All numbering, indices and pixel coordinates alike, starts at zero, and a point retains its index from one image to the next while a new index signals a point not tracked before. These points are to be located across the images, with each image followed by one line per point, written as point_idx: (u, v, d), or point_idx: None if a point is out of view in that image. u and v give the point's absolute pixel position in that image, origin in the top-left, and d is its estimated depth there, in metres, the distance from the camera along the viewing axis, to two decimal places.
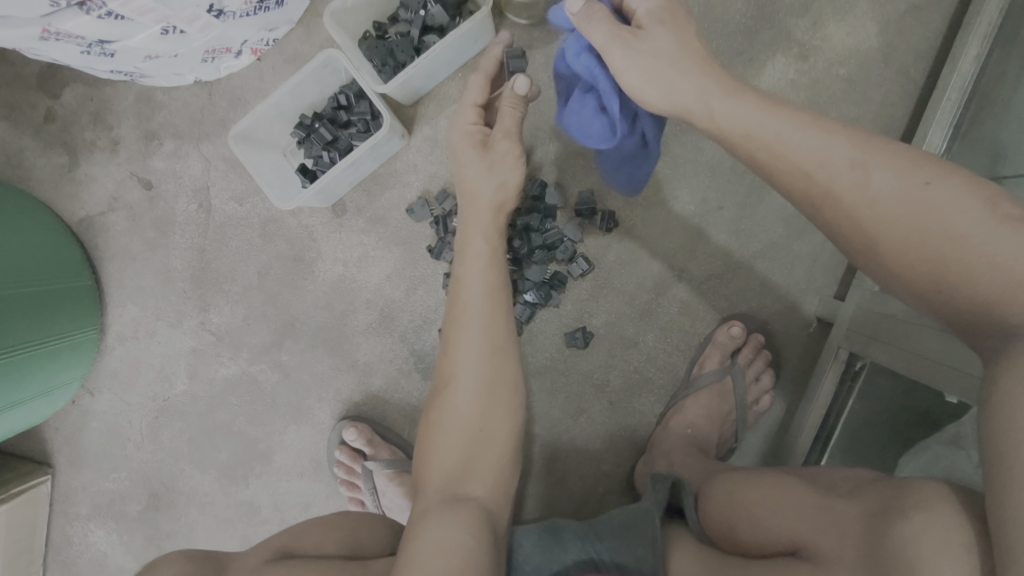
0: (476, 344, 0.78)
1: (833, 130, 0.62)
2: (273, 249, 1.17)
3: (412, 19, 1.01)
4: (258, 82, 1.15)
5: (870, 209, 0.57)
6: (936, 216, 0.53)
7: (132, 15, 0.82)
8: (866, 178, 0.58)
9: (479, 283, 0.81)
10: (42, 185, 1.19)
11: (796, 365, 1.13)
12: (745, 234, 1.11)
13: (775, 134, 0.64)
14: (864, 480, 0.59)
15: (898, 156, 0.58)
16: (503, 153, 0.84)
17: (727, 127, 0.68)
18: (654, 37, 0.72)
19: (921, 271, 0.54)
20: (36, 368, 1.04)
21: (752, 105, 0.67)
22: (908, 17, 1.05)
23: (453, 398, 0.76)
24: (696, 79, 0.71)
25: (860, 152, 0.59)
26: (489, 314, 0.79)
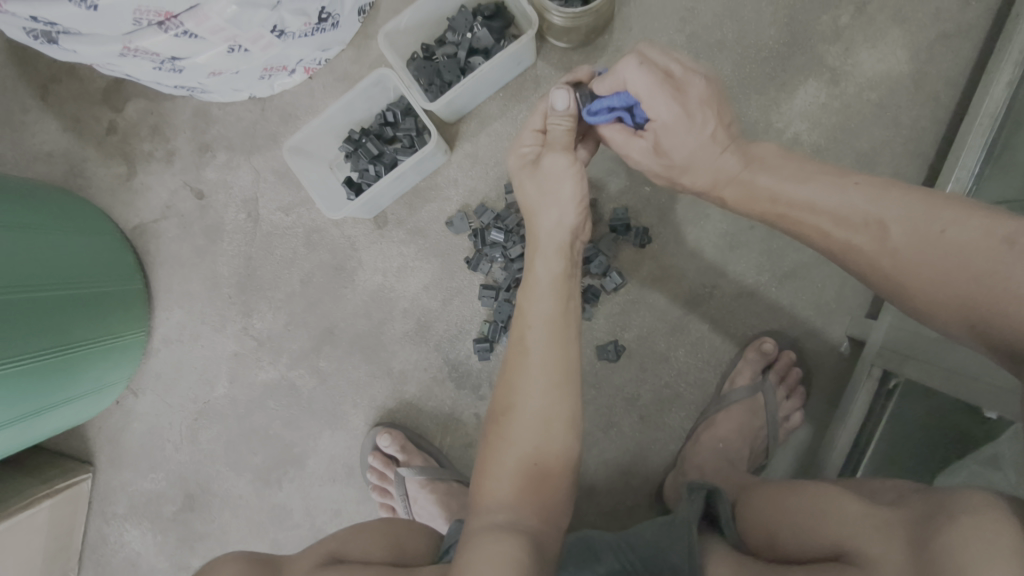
0: (537, 374, 0.79)
1: (847, 189, 0.66)
2: (316, 258, 1.22)
3: (459, 42, 1.07)
4: (308, 99, 1.21)
5: (890, 262, 0.62)
6: (957, 258, 0.56)
7: (204, 34, 0.89)
8: (882, 232, 0.62)
9: (542, 314, 0.82)
10: (100, 194, 1.25)
11: (826, 383, 1.14)
12: (776, 252, 1.13)
13: (791, 201, 0.70)
14: (907, 491, 0.60)
15: (915, 203, 0.61)
16: (555, 170, 0.83)
17: (744, 200, 0.75)
18: (667, 147, 0.78)
19: (949, 309, 0.58)
20: (89, 366, 1.09)
21: (766, 176, 0.73)
22: (938, 45, 1.08)
23: (512, 427, 0.78)
24: (710, 162, 0.77)
25: (875, 208, 0.64)
26: (550, 345, 0.80)
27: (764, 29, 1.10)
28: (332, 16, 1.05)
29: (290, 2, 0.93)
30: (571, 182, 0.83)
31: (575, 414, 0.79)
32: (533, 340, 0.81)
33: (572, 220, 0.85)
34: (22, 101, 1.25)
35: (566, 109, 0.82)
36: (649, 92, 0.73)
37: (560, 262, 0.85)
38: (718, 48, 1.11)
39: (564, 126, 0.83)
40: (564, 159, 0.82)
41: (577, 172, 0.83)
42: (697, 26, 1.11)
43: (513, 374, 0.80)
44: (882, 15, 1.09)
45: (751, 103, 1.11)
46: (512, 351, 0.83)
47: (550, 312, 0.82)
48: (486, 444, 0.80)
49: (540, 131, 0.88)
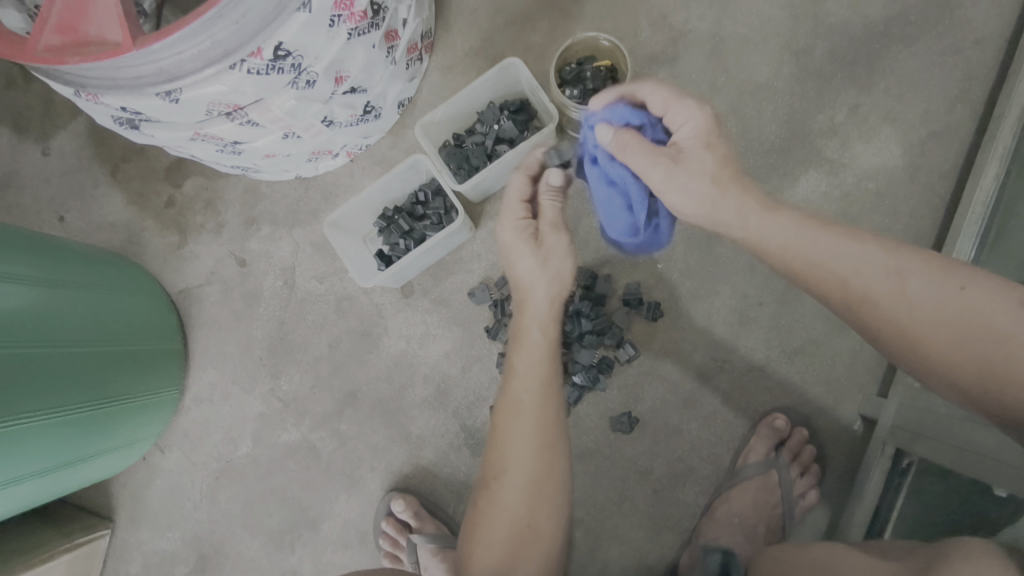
0: (527, 438, 0.84)
1: (864, 241, 0.70)
2: (345, 324, 1.29)
3: (487, 132, 1.18)
4: (348, 179, 1.33)
5: (911, 315, 0.65)
6: (976, 318, 0.61)
7: (265, 122, 1.01)
8: (902, 287, 0.66)
9: (531, 376, 0.88)
10: (153, 260, 1.37)
11: (840, 462, 1.14)
12: (786, 330, 1.17)
13: (809, 247, 0.72)
14: (913, 548, 0.62)
15: (929, 263, 0.66)
16: (555, 247, 0.92)
17: (762, 241, 0.76)
18: (695, 160, 0.79)
19: (966, 369, 0.62)
20: (124, 420, 1.15)
21: (786, 219, 0.75)
22: (930, 141, 1.17)
23: (502, 489, 0.83)
24: (736, 196, 0.78)
25: (892, 261, 0.68)
26: (540, 408, 0.86)
27: (766, 124, 1.20)
28: (376, 108, 1.18)
29: (340, 97, 1.06)
30: (567, 262, 0.93)
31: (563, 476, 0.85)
32: (523, 403, 0.86)
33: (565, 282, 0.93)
34: (94, 177, 1.40)
35: (558, 184, 0.92)
36: (674, 99, 0.81)
37: (547, 329, 0.91)
38: None
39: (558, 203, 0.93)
40: (562, 236, 0.93)
41: (569, 250, 0.93)
42: None
43: (505, 437, 0.85)
44: (875, 113, 1.18)
45: None
46: (502, 415, 0.87)
47: (539, 375, 0.88)
48: (479, 504, 0.85)
49: (526, 203, 0.95)
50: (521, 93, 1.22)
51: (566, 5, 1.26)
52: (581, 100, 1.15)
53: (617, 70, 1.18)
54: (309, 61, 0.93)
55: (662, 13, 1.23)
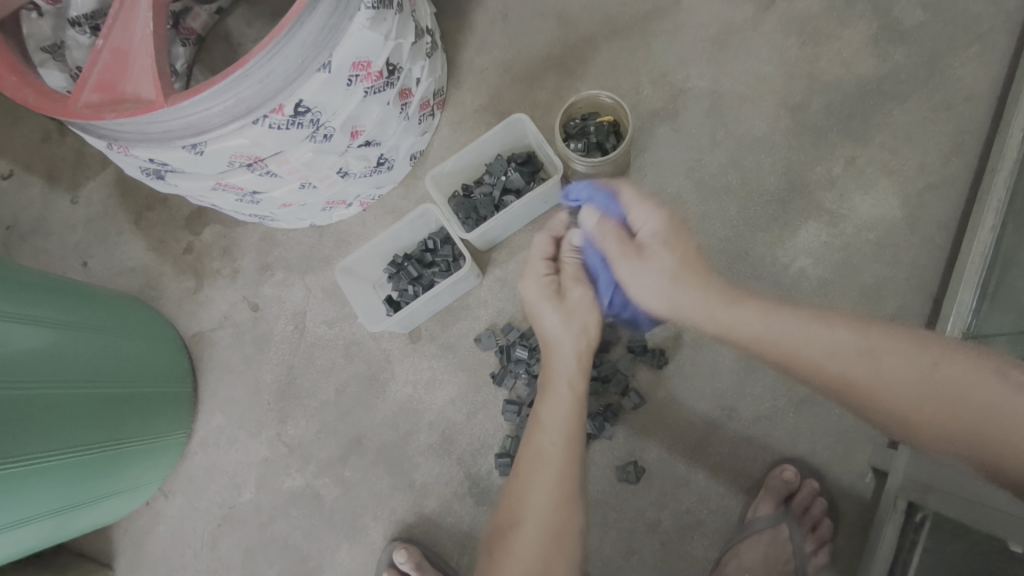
0: (549, 489, 0.83)
1: (833, 324, 0.75)
2: (352, 368, 1.31)
3: (495, 183, 1.23)
4: (361, 228, 1.37)
5: (892, 396, 0.70)
6: (958, 393, 0.67)
7: (283, 173, 1.06)
8: (877, 369, 0.71)
9: (558, 429, 0.87)
10: (169, 304, 1.40)
11: (853, 516, 1.11)
12: (792, 379, 1.16)
13: (782, 336, 0.77)
14: None
15: (903, 340, 0.72)
16: (579, 302, 0.94)
17: (733, 333, 0.81)
18: (658, 259, 0.86)
19: (957, 445, 0.67)
20: (130, 463, 1.15)
21: (755, 309, 0.80)
22: (926, 193, 1.19)
23: (518, 539, 0.81)
24: (697, 293, 0.84)
25: (861, 343, 0.73)
26: (564, 461, 0.85)
27: (765, 176, 1.24)
28: (389, 161, 1.24)
29: (355, 150, 1.11)
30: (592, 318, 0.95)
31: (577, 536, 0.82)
32: (546, 455, 0.85)
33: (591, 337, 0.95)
34: (118, 225, 1.45)
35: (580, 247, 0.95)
36: (637, 200, 0.90)
37: (576, 383, 0.91)
38: (724, 192, 1.24)
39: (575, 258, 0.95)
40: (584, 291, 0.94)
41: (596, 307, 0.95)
42: (705, 173, 1.25)
43: (526, 486, 0.84)
44: (871, 166, 1.22)
45: (757, 239, 1.21)
46: (524, 463, 0.86)
47: (566, 428, 0.87)
48: (493, 554, 0.83)
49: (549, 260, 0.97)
50: (528, 146, 1.27)
51: (571, 66, 1.33)
52: (585, 152, 1.20)
53: (620, 125, 1.23)
54: (327, 116, 0.99)
55: (662, 72, 1.30)
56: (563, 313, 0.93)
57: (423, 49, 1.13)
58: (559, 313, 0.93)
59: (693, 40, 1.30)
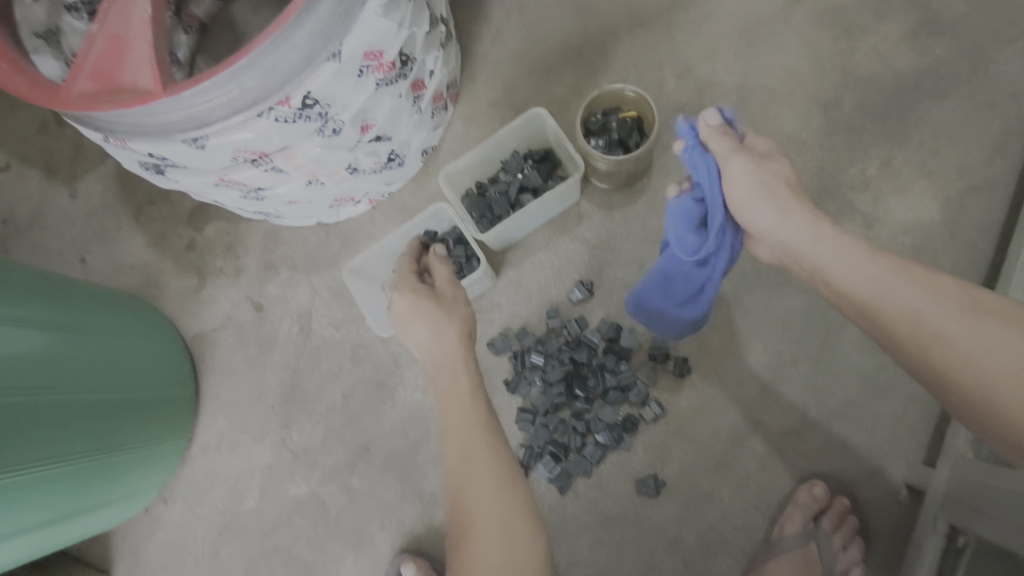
0: (487, 482, 0.75)
1: (940, 280, 0.68)
2: (360, 372, 1.26)
3: (511, 180, 1.17)
4: (370, 227, 1.32)
5: (984, 359, 0.62)
6: None
7: (289, 169, 1.01)
8: (978, 330, 0.64)
9: (468, 419, 0.81)
10: (170, 303, 1.35)
11: (885, 536, 1.06)
12: (822, 390, 1.11)
13: (883, 276, 0.70)
14: None
15: (1009, 314, 0.64)
16: (454, 310, 0.95)
17: (829, 268, 0.74)
18: (773, 164, 0.80)
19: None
20: (127, 470, 1.10)
21: (860, 247, 0.73)
22: (967, 196, 1.13)
23: (472, 545, 0.71)
24: (804, 216, 0.77)
25: (963, 303, 0.66)
26: (487, 451, 0.78)
27: (796, 176, 1.18)
28: (400, 157, 1.18)
29: (365, 145, 1.06)
30: (450, 321, 0.92)
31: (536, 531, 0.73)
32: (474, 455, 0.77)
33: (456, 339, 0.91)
34: (118, 220, 1.40)
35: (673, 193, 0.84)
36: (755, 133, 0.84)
37: (469, 374, 0.87)
38: None
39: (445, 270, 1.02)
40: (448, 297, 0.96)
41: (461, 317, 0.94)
42: None
43: (468, 495, 0.75)
44: (909, 167, 1.15)
45: None
46: (451, 470, 0.78)
47: (475, 415, 0.82)
48: None
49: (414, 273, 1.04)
50: (546, 142, 1.21)
51: (592, 58, 1.27)
52: (607, 151, 1.14)
53: (643, 120, 1.17)
54: (336, 109, 0.93)
55: (687, 66, 1.23)
56: (436, 317, 0.92)
57: (437, 39, 1.07)
58: (428, 317, 0.92)
59: (721, 33, 1.24)
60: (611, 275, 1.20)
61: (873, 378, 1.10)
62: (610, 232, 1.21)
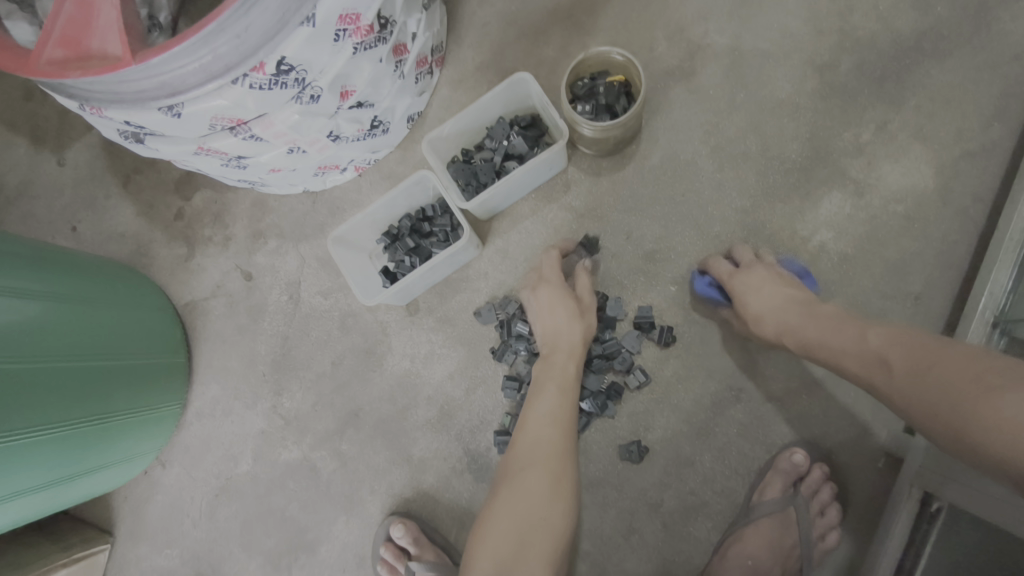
0: (546, 443, 0.94)
1: (873, 327, 0.78)
2: (348, 341, 1.27)
3: (496, 148, 1.16)
4: (356, 195, 1.31)
5: (899, 380, 0.70)
6: (953, 373, 0.64)
7: (269, 137, 0.99)
8: (892, 360, 0.72)
9: (550, 397, 0.99)
10: (161, 272, 1.36)
11: (863, 501, 1.07)
12: (806, 358, 1.11)
13: (835, 339, 0.81)
14: None
15: (923, 338, 0.71)
16: (548, 297, 1.08)
17: (807, 343, 0.85)
18: (756, 272, 1.02)
19: (971, 424, 0.60)
20: (124, 434, 1.13)
21: (830, 320, 0.84)
22: (962, 161, 1.10)
23: (517, 488, 0.90)
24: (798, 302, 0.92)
25: (889, 337, 0.74)
26: (558, 424, 0.96)
27: (787, 142, 1.15)
28: (384, 123, 1.16)
29: (347, 111, 1.04)
30: (570, 309, 1.06)
31: (564, 508, 0.88)
32: (541, 415, 0.97)
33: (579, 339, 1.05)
34: (106, 188, 1.40)
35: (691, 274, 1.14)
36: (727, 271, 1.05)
37: (567, 366, 1.03)
38: (743, 159, 1.16)
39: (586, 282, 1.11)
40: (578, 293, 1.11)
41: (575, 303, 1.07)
42: (722, 138, 1.17)
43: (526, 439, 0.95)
44: (904, 132, 1.13)
45: (776, 210, 1.14)
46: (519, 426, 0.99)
47: (555, 397, 0.99)
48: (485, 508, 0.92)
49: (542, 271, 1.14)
50: (532, 108, 1.19)
51: (580, 19, 1.23)
52: (594, 114, 1.12)
53: (631, 85, 1.15)
54: (314, 75, 0.91)
55: (679, 27, 1.20)
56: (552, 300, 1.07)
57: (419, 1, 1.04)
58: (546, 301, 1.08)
59: None
60: (597, 243, 1.19)
61: None
62: (597, 200, 1.19)
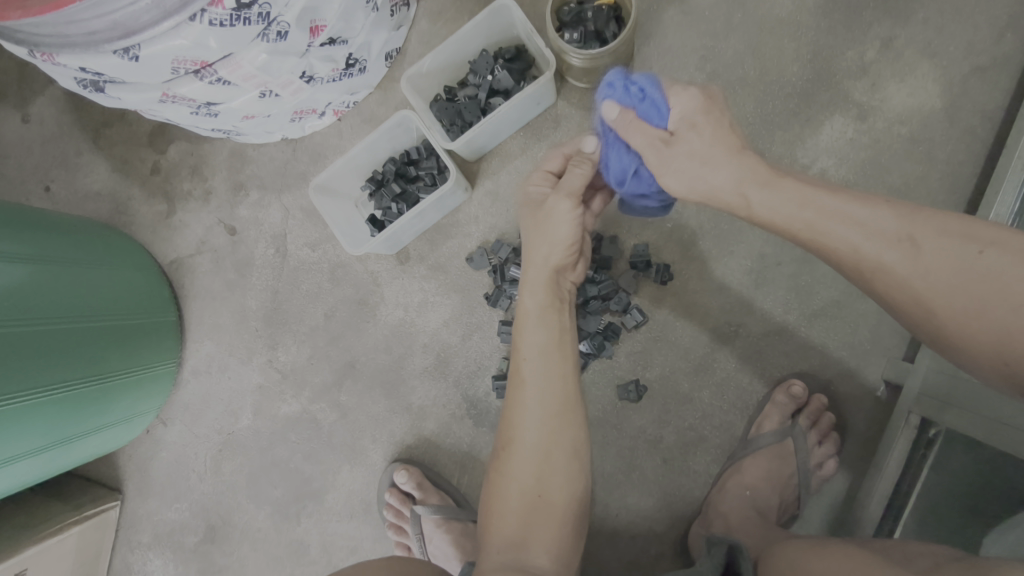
0: (538, 404, 0.79)
1: (876, 205, 0.63)
2: (340, 293, 1.24)
3: (480, 83, 1.09)
4: (337, 140, 1.25)
5: (923, 278, 0.58)
6: (997, 283, 0.55)
7: (237, 81, 0.93)
8: (915, 253, 0.59)
9: (538, 343, 0.81)
10: (142, 231, 1.32)
11: (860, 429, 1.08)
12: (805, 291, 1.09)
13: (815, 217, 0.65)
14: (942, 559, 0.61)
15: (948, 226, 0.59)
16: (557, 213, 0.83)
17: (767, 217, 0.68)
18: (687, 144, 0.72)
19: (980, 339, 0.55)
20: (121, 395, 1.12)
21: (789, 189, 0.68)
22: (972, 78, 1.05)
23: (514, 459, 0.78)
24: (730, 172, 0.70)
25: (900, 227, 0.61)
26: (552, 376, 0.80)
27: (787, 64, 1.09)
28: (360, 61, 1.10)
29: (318, 49, 0.97)
30: (571, 226, 0.82)
31: (571, 472, 0.78)
32: (529, 371, 0.81)
33: (568, 248, 0.83)
34: (76, 145, 1.34)
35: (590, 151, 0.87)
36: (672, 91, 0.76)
37: (546, 296, 0.83)
38: (740, 85, 1.10)
39: (581, 171, 0.85)
40: (565, 201, 0.82)
41: (577, 217, 0.82)
42: (718, 64, 1.11)
43: (514, 407, 0.80)
44: (910, 48, 1.06)
45: (775, 138, 1.09)
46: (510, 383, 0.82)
47: (545, 342, 0.81)
48: (489, 480, 0.81)
49: (549, 173, 0.90)
50: (516, 38, 1.12)
51: None
52: (583, 44, 1.05)
53: (622, 8, 1.07)
54: (279, 9, 0.84)
55: None
56: (540, 223, 0.85)
57: None
58: (536, 222, 0.86)
59: None
60: None
61: None
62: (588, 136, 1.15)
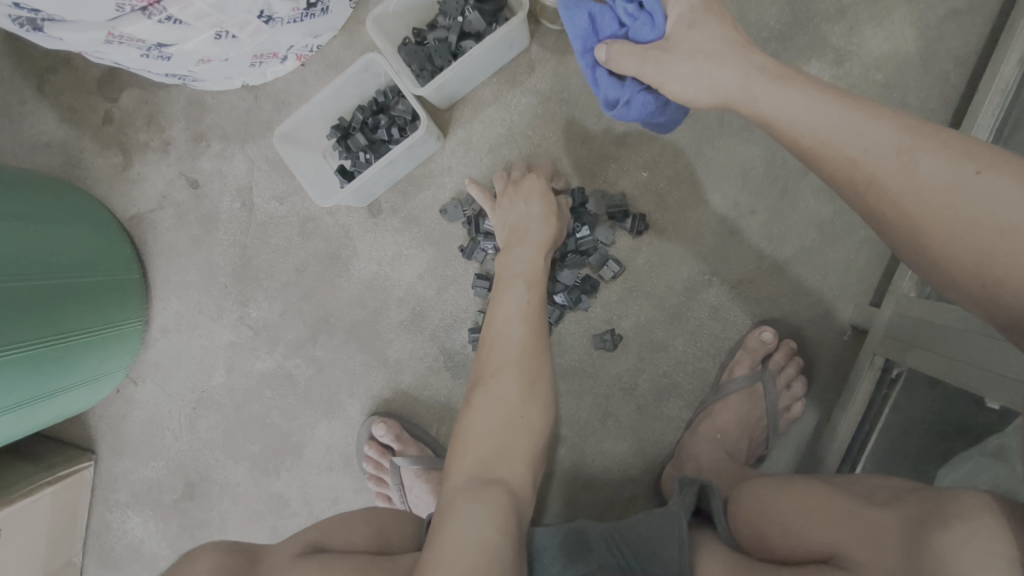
0: (519, 339, 0.89)
1: (881, 117, 0.59)
2: (311, 247, 1.22)
3: (450, 25, 1.04)
4: (301, 87, 1.20)
5: (913, 192, 0.55)
6: (988, 205, 0.51)
7: (189, 20, 0.87)
8: (912, 166, 0.56)
9: (518, 291, 0.93)
10: (98, 184, 1.26)
11: (826, 372, 1.11)
12: (778, 239, 1.10)
13: (818, 122, 0.62)
14: (901, 492, 0.63)
15: (951, 142, 0.55)
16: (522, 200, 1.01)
17: (769, 117, 0.66)
18: (681, 46, 0.73)
19: (962, 257, 0.53)
20: (85, 355, 1.08)
21: (795, 92, 0.65)
22: (948, 21, 1.04)
23: (495, 387, 0.84)
24: (737, 67, 0.69)
25: (906, 140, 0.57)
26: (529, 318, 0.91)
27: (766, 5, 1.06)
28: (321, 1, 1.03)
29: None
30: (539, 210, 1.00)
31: (542, 401, 0.85)
32: (507, 310, 0.91)
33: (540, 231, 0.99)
34: (19, 92, 1.25)
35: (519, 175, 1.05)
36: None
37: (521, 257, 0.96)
38: None
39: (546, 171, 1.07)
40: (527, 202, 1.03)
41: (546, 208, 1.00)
42: None
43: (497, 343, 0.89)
44: None
45: None
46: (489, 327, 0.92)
47: (522, 293, 0.93)
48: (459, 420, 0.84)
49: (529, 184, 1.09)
50: None
51: None
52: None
53: None
54: None
55: None
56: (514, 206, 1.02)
57: None
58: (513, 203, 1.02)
59: None
60: (563, 130, 1.14)
61: (830, 225, 1.09)
62: (563, 81, 1.13)
